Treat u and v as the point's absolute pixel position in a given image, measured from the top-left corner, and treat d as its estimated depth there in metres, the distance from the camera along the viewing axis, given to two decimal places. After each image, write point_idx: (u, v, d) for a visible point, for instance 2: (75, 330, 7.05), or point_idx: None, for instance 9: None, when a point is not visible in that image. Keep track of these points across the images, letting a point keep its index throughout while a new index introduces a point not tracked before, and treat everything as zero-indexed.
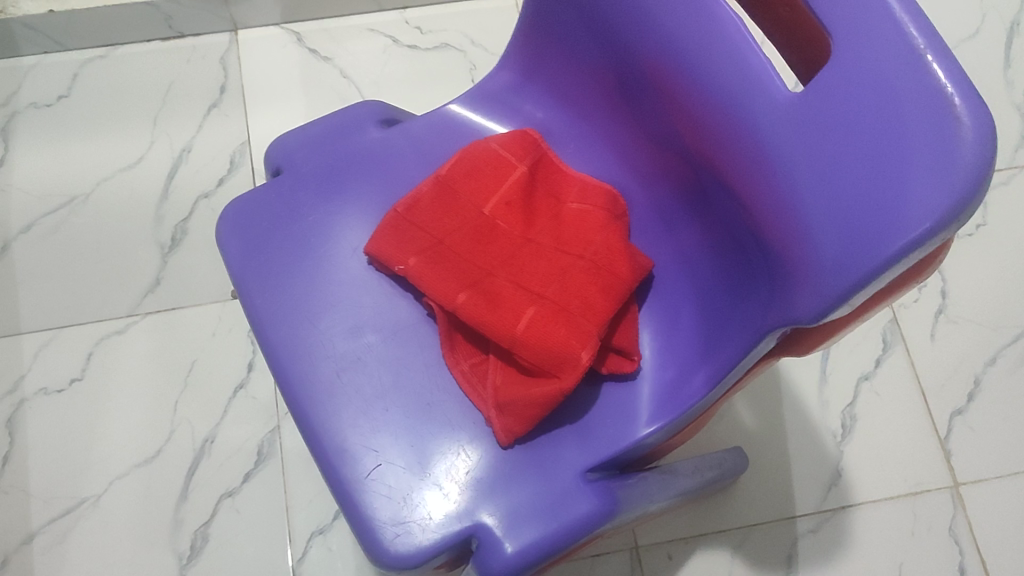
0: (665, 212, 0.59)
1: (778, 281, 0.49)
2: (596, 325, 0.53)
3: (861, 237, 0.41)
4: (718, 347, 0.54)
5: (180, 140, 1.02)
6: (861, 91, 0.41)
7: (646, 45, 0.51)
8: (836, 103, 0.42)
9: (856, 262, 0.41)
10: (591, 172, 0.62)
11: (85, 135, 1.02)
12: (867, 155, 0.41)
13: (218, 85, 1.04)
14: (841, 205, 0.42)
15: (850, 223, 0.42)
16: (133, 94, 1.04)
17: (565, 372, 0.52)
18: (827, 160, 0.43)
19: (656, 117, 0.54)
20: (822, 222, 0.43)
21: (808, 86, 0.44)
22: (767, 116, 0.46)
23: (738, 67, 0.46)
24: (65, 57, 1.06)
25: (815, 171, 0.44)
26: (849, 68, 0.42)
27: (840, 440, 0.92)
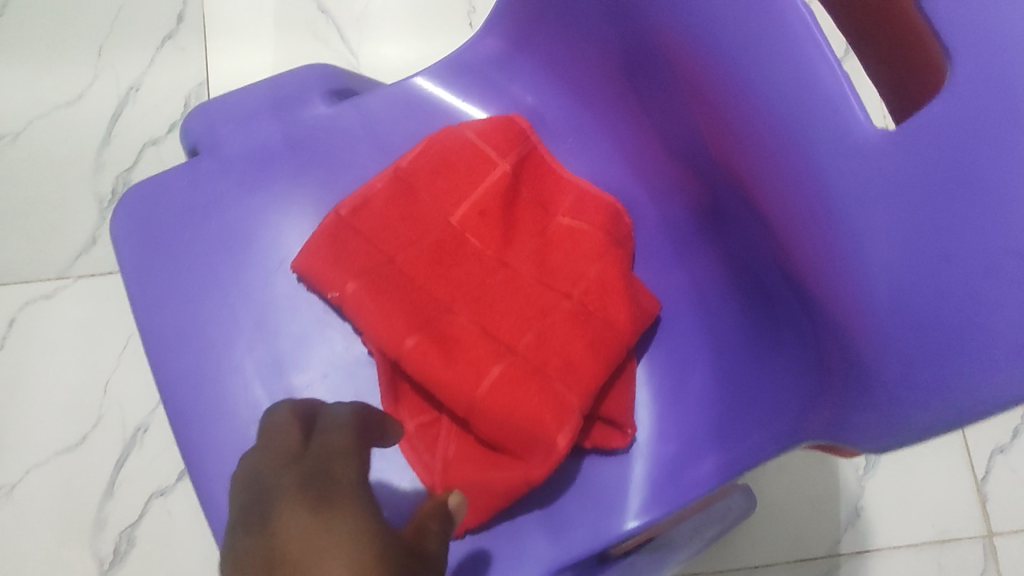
0: (684, 239, 0.46)
1: (840, 367, 0.37)
2: (576, 405, 0.41)
3: (977, 352, 0.29)
4: (754, 421, 0.42)
5: (127, 75, 0.88)
6: (984, 146, 0.27)
7: (677, 30, 0.37)
8: (947, 153, 0.29)
9: (965, 384, 0.30)
10: (591, 176, 0.49)
11: (18, 62, 0.87)
12: (988, 241, 0.28)
13: (175, 12, 0.90)
14: (948, 299, 0.30)
15: (960, 330, 0.30)
16: (76, 18, 0.89)
17: (532, 458, 0.41)
18: (938, 231, 0.30)
19: (683, 122, 0.40)
20: (914, 315, 0.31)
21: (908, 123, 0.30)
22: (839, 156, 0.32)
23: (803, 81, 0.32)
24: None
25: (918, 243, 0.31)
26: (975, 104, 0.27)
27: (862, 475, 0.80)
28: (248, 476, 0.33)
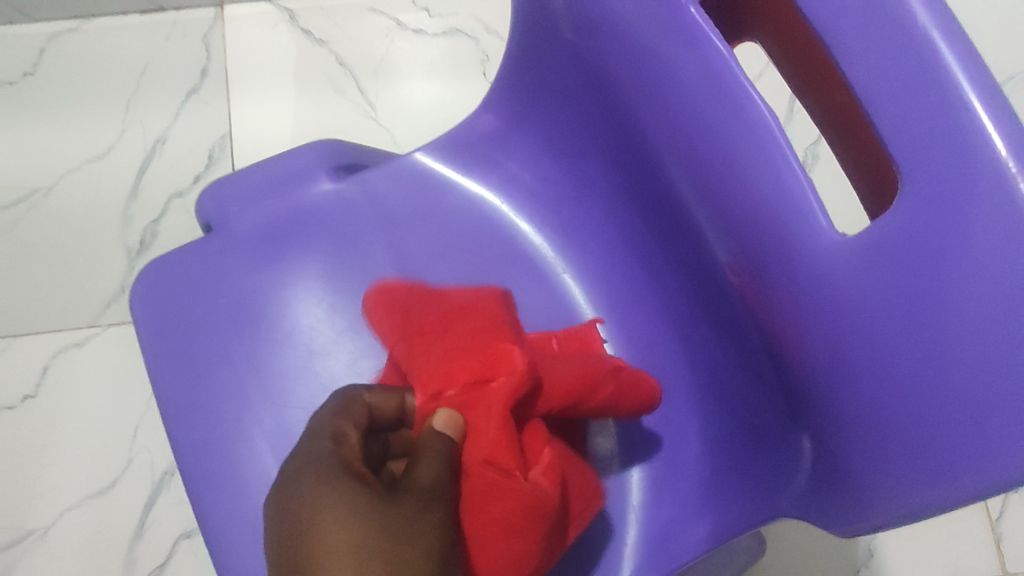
0: (664, 314, 0.47)
1: (821, 447, 0.38)
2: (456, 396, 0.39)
3: (932, 455, 0.30)
4: (742, 496, 0.44)
5: (154, 129, 0.91)
6: (952, 255, 0.28)
7: (658, 125, 0.39)
8: (903, 263, 0.30)
9: (917, 483, 0.31)
10: (589, 247, 0.51)
11: (51, 120, 0.91)
12: (939, 348, 0.29)
13: (199, 67, 0.93)
14: (917, 400, 0.30)
15: (914, 430, 0.31)
16: (105, 76, 0.92)
17: (504, 481, 0.38)
18: (893, 334, 0.31)
19: (664, 207, 0.42)
20: (886, 406, 0.32)
21: (863, 230, 0.31)
22: (805, 257, 0.34)
23: (772, 186, 0.34)
24: (33, 30, 0.94)
25: (872, 344, 0.32)
26: (925, 220, 0.29)
27: None
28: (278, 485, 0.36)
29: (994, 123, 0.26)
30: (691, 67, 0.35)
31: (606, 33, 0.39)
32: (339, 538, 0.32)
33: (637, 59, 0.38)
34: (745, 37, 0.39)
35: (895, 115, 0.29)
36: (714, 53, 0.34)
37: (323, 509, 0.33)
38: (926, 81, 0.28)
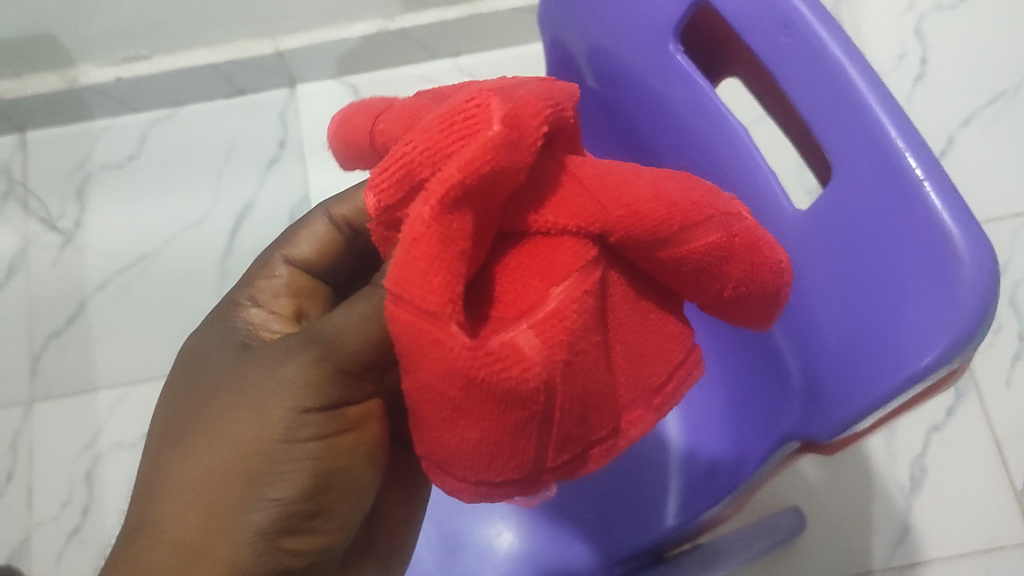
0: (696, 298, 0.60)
1: (797, 386, 0.49)
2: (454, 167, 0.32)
3: (872, 362, 0.43)
4: (744, 439, 0.56)
5: (242, 196, 1.05)
6: (870, 217, 0.42)
7: (671, 149, 0.54)
8: (840, 224, 0.44)
9: (863, 385, 0.43)
10: None
11: (154, 194, 1.05)
12: (874, 281, 0.42)
13: (277, 140, 1.07)
14: (862, 320, 0.43)
15: (858, 345, 0.44)
16: (198, 154, 1.07)
17: (421, 323, 0.32)
18: (842, 275, 0.44)
19: None
20: (839, 337, 0.45)
21: (813, 205, 0.46)
22: (773, 227, 0.49)
23: (748, 177, 0.50)
24: (133, 119, 1.08)
25: (830, 284, 0.45)
26: (849, 192, 0.43)
27: (908, 493, 0.88)
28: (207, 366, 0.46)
29: (890, 120, 0.40)
30: (681, 99, 0.51)
31: (624, 82, 0.55)
32: (217, 418, 0.42)
33: (646, 97, 0.53)
34: (723, 74, 0.54)
35: (826, 122, 0.43)
36: (697, 88, 0.50)
37: (221, 391, 0.43)
38: (842, 96, 0.42)
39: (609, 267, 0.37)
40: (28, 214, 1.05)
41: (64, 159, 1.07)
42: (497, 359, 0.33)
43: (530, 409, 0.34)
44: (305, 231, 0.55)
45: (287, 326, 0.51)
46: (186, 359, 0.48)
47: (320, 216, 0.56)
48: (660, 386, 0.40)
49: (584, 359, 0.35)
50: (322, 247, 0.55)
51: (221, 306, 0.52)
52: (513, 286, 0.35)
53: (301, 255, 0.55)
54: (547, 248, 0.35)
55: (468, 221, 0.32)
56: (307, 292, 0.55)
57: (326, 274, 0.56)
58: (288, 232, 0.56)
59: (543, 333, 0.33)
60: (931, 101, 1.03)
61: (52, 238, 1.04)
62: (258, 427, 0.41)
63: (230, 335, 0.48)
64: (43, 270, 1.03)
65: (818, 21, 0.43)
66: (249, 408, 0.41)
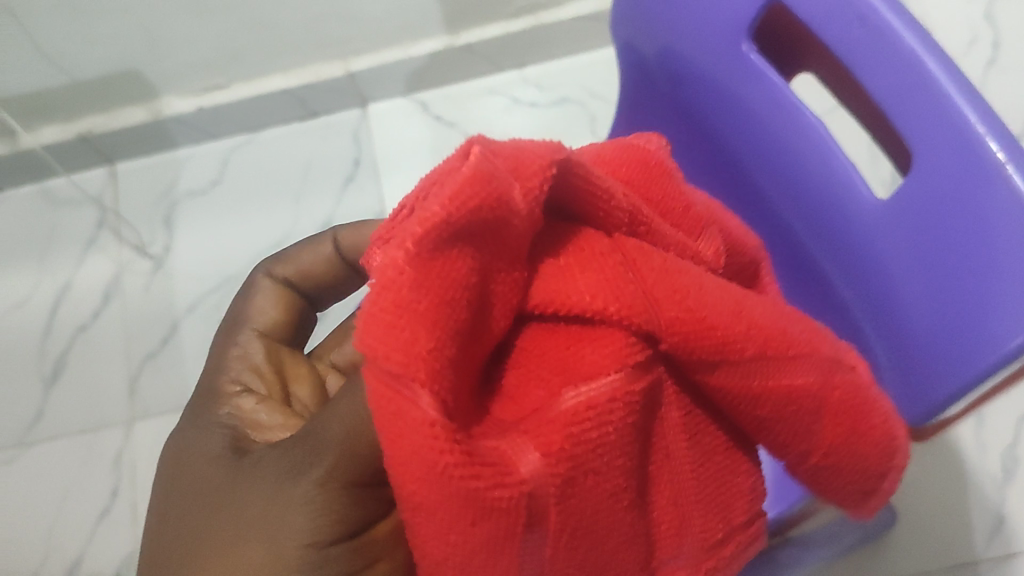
0: (792, 282, 0.62)
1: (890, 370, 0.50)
2: (439, 201, 0.31)
3: (963, 346, 0.43)
4: None
5: (321, 213, 1.08)
6: (951, 205, 0.43)
7: (747, 145, 0.57)
8: (920, 212, 0.45)
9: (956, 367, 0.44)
10: None
11: (237, 216, 1.09)
12: (956, 267, 0.43)
13: (352, 158, 1.10)
14: (946, 305, 0.44)
15: (948, 329, 0.44)
16: (277, 175, 1.10)
17: (390, 391, 0.32)
18: (923, 262, 0.45)
19: (757, 196, 0.60)
20: (924, 322, 0.46)
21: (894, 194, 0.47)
22: (853, 214, 0.50)
23: (828, 166, 0.51)
24: (213, 145, 1.13)
25: (911, 270, 0.46)
26: (929, 181, 0.44)
27: (1000, 483, 0.86)
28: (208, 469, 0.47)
29: (970, 107, 0.41)
30: (758, 95, 0.53)
31: (699, 82, 0.57)
32: (235, 527, 0.42)
33: (722, 95, 0.56)
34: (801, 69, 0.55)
35: (904, 113, 0.44)
36: (772, 85, 0.52)
37: (237, 496, 0.43)
38: (921, 86, 0.43)
39: (665, 377, 0.38)
40: (121, 242, 1.10)
41: (152, 188, 1.11)
42: (484, 467, 0.32)
43: (506, 526, 0.33)
44: (261, 296, 0.61)
45: (275, 417, 0.53)
46: (169, 477, 0.49)
47: (263, 277, 0.62)
48: (712, 547, 0.42)
49: (585, 483, 0.34)
50: (284, 306, 0.61)
51: (205, 397, 0.55)
52: (526, 388, 0.36)
53: (266, 321, 0.60)
54: (584, 343, 0.35)
55: (459, 267, 0.32)
56: (281, 357, 0.60)
57: (291, 337, 0.62)
58: (240, 304, 0.61)
59: (543, 437, 0.33)
60: (1004, 85, 1.02)
61: (143, 264, 1.08)
62: (265, 562, 0.40)
63: (216, 438, 0.50)
64: (137, 295, 1.07)
65: (894, 14, 0.44)
66: (250, 537, 0.41)
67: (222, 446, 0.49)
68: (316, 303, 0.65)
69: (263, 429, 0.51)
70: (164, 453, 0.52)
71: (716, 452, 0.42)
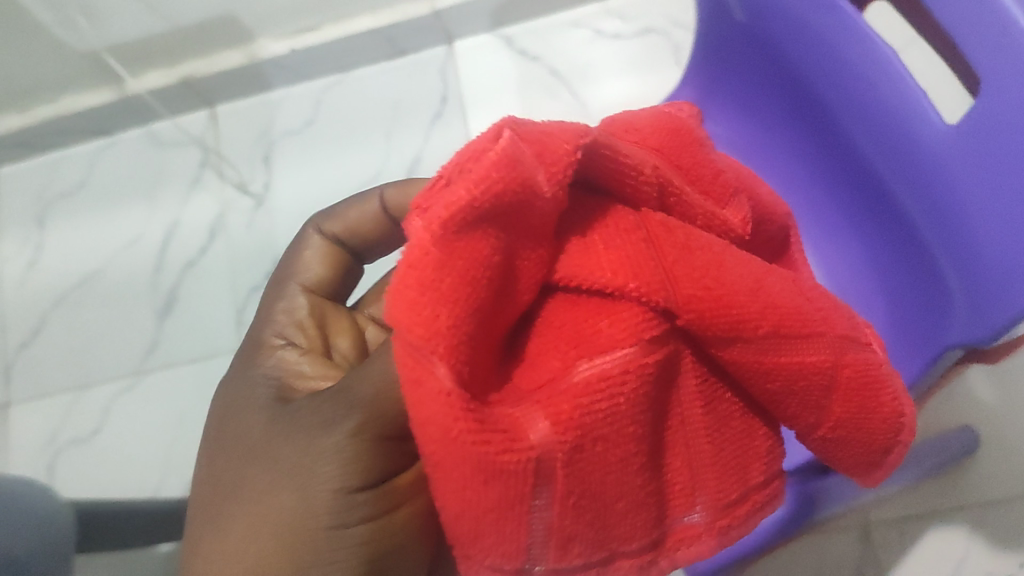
0: (862, 217, 0.63)
1: (959, 299, 0.50)
2: (463, 188, 0.32)
3: None
4: (913, 353, 0.57)
5: (410, 149, 1.10)
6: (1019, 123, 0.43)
7: (819, 66, 0.56)
8: (991, 133, 0.45)
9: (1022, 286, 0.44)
10: (795, 173, 0.69)
11: (331, 154, 1.13)
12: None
13: (439, 95, 1.11)
14: (1015, 224, 0.44)
15: (1015, 249, 0.44)
16: (368, 114, 1.13)
17: (413, 362, 0.33)
18: (993, 183, 0.45)
19: (828, 129, 0.60)
20: (993, 240, 0.46)
21: (963, 117, 0.47)
22: (919, 141, 0.50)
23: (894, 94, 0.51)
24: (307, 86, 1.16)
25: (980, 192, 0.46)
26: (997, 100, 0.44)
27: None
28: (252, 415, 0.50)
29: None
30: (828, 24, 0.54)
31: (773, 12, 0.58)
32: (265, 478, 0.44)
33: (794, 24, 0.56)
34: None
35: (971, 36, 0.45)
36: (842, 13, 0.53)
37: (271, 447, 0.46)
38: (985, 7, 0.44)
39: (681, 350, 0.38)
40: (224, 181, 1.15)
41: (252, 129, 1.16)
42: (495, 432, 0.33)
43: (514, 487, 0.34)
44: (310, 250, 0.63)
45: (318, 367, 0.55)
46: (215, 424, 0.52)
47: (313, 230, 0.64)
48: (728, 505, 0.41)
49: (595, 449, 0.35)
50: (329, 262, 0.63)
51: (252, 350, 0.58)
52: (544, 359, 0.36)
53: (313, 277, 0.63)
54: (600, 316, 0.36)
55: (482, 245, 0.33)
56: (325, 311, 0.62)
57: (335, 293, 0.64)
58: (291, 258, 0.64)
59: (555, 406, 0.34)
60: None
61: (245, 202, 1.13)
62: (295, 506, 0.43)
63: (259, 388, 0.52)
64: (240, 231, 1.12)
65: None
66: (276, 481, 0.44)
67: (263, 397, 0.51)
68: (362, 257, 0.67)
69: (307, 377, 0.54)
70: (212, 403, 0.55)
71: (732, 417, 0.41)
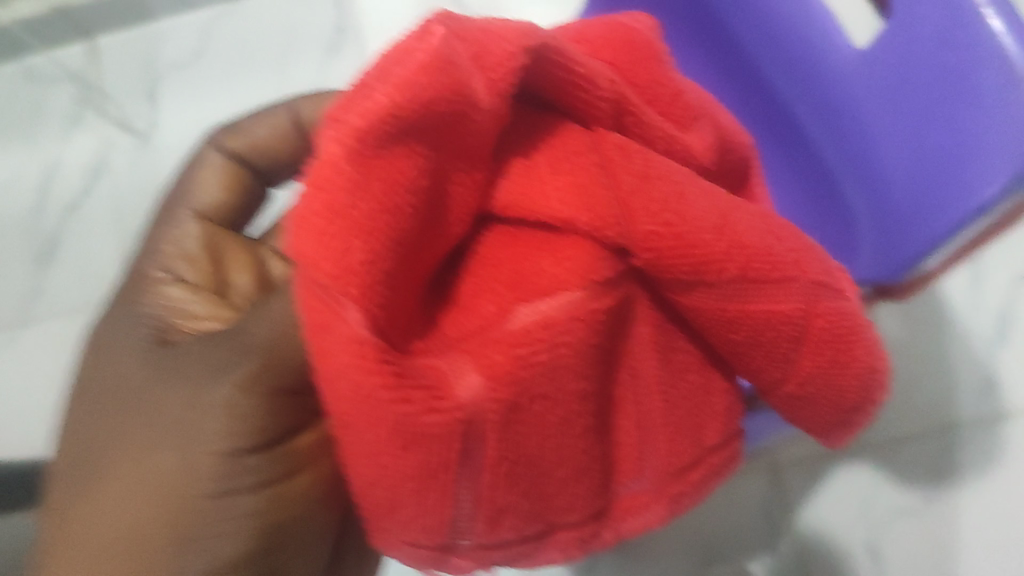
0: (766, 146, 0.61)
1: (873, 234, 0.50)
2: (383, 93, 0.30)
3: (940, 200, 0.43)
4: None
5: (305, 82, 1.05)
6: (931, 54, 0.42)
7: None
8: (903, 63, 0.44)
9: (934, 223, 0.43)
10: (696, 77, 0.64)
11: (220, 88, 1.06)
12: (936, 119, 0.42)
13: (335, 25, 1.06)
14: (926, 159, 0.43)
15: (926, 185, 0.44)
16: (260, 45, 1.07)
17: (319, 303, 0.31)
18: (904, 117, 0.44)
19: (736, 56, 0.58)
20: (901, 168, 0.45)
21: (876, 44, 0.45)
22: (831, 69, 0.49)
23: (807, 20, 0.50)
24: (193, 16, 1.09)
25: (893, 126, 0.45)
26: (909, 28, 0.43)
27: (994, 343, 0.85)
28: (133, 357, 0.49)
29: None
30: None
31: None
32: (155, 426, 0.45)
33: None
34: None
35: None
36: None
37: (159, 392, 0.46)
38: None
39: (634, 295, 0.38)
40: (105, 119, 1.07)
41: (134, 63, 1.08)
42: (417, 390, 0.32)
43: (437, 453, 0.33)
44: (206, 172, 0.59)
45: (205, 309, 0.52)
46: (91, 371, 0.51)
47: (213, 149, 0.60)
48: (681, 470, 0.42)
49: (534, 408, 0.35)
50: (227, 184, 0.59)
51: (135, 286, 0.55)
52: (477, 300, 0.36)
53: (208, 201, 0.58)
54: (545, 253, 0.36)
55: (409, 162, 0.32)
56: (219, 241, 0.56)
57: (234, 217, 0.60)
58: (187, 177, 0.59)
59: (487, 358, 0.34)
60: None
61: (129, 140, 1.06)
62: (184, 457, 0.44)
63: (141, 329, 0.51)
64: (124, 172, 1.05)
65: None
66: (166, 434, 0.45)
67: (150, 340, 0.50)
68: (271, 179, 0.62)
69: (196, 319, 0.51)
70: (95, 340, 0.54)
71: (689, 372, 0.42)
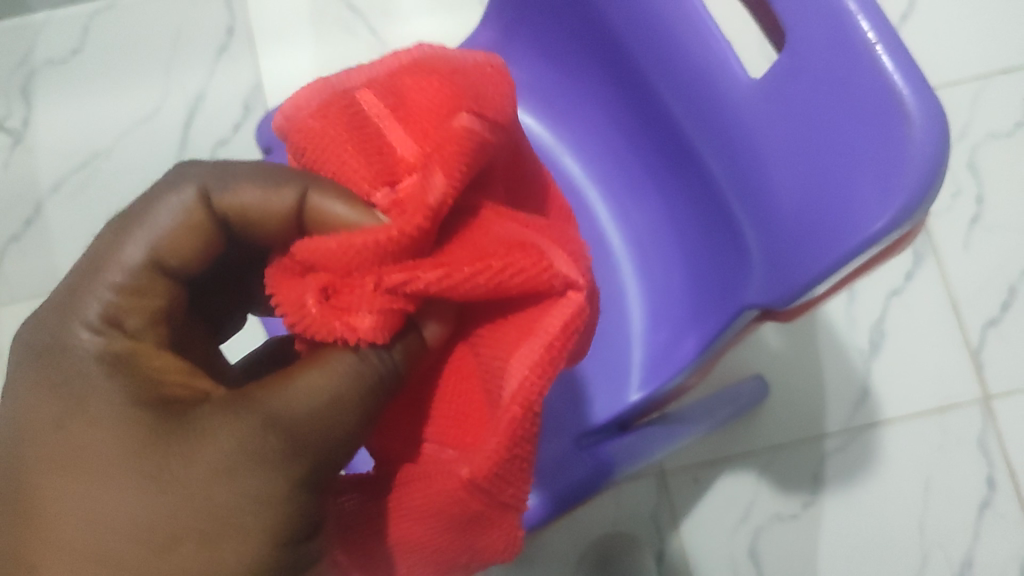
0: (658, 171, 0.63)
1: (759, 262, 0.52)
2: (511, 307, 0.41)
3: (826, 231, 0.45)
4: (704, 314, 0.59)
5: (192, 86, 1.01)
6: (825, 87, 0.44)
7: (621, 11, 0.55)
8: (797, 95, 0.46)
9: (818, 253, 0.46)
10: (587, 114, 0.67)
11: (101, 89, 1.01)
12: (826, 152, 0.45)
13: (225, 25, 1.02)
14: (817, 190, 0.46)
15: (814, 215, 0.46)
16: (144, 45, 1.03)
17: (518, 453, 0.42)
18: (798, 147, 0.46)
19: (629, 81, 0.60)
20: (795, 201, 0.47)
21: (771, 76, 0.48)
22: (724, 98, 0.51)
23: (701, 49, 0.51)
24: (72, 10, 1.03)
25: (786, 156, 0.47)
26: (806, 60, 0.45)
27: (868, 357, 0.89)
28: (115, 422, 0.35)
29: None
30: None
31: None
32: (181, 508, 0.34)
33: None
34: None
35: None
36: None
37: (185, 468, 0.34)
38: None
39: None
40: None
41: (5, 57, 1.02)
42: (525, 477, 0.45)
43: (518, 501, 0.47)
44: (166, 204, 0.39)
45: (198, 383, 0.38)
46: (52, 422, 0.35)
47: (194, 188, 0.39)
48: None
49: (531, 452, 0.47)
50: (190, 243, 0.39)
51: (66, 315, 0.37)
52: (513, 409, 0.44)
53: (174, 247, 0.39)
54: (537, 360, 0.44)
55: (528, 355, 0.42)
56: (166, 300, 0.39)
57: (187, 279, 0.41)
58: (145, 198, 0.39)
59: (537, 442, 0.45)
60: None
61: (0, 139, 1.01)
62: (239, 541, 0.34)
63: (121, 386, 0.36)
64: None
65: None
66: (190, 508, 0.34)
67: (134, 392, 0.36)
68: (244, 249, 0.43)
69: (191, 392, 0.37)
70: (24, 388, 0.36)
71: None
